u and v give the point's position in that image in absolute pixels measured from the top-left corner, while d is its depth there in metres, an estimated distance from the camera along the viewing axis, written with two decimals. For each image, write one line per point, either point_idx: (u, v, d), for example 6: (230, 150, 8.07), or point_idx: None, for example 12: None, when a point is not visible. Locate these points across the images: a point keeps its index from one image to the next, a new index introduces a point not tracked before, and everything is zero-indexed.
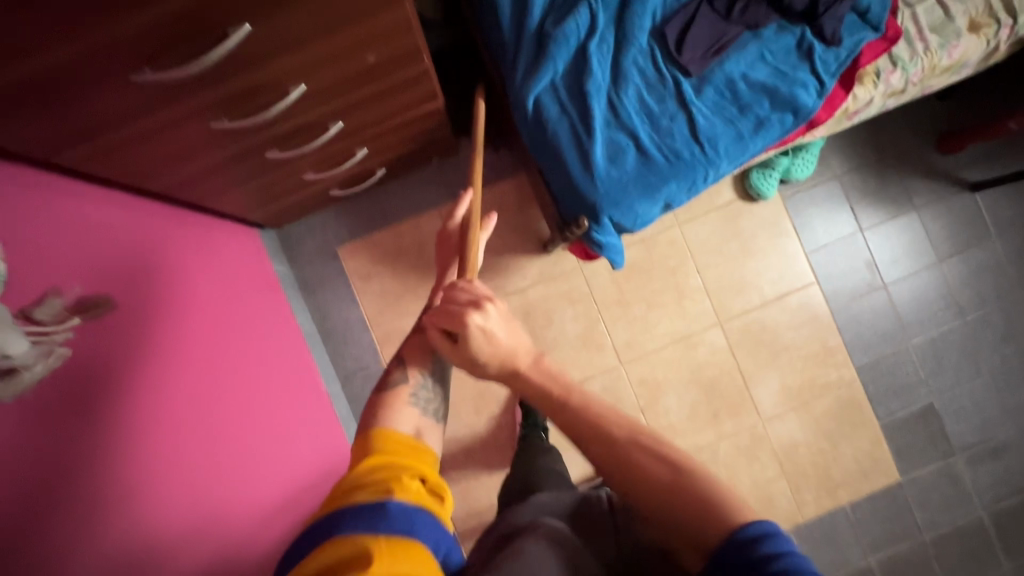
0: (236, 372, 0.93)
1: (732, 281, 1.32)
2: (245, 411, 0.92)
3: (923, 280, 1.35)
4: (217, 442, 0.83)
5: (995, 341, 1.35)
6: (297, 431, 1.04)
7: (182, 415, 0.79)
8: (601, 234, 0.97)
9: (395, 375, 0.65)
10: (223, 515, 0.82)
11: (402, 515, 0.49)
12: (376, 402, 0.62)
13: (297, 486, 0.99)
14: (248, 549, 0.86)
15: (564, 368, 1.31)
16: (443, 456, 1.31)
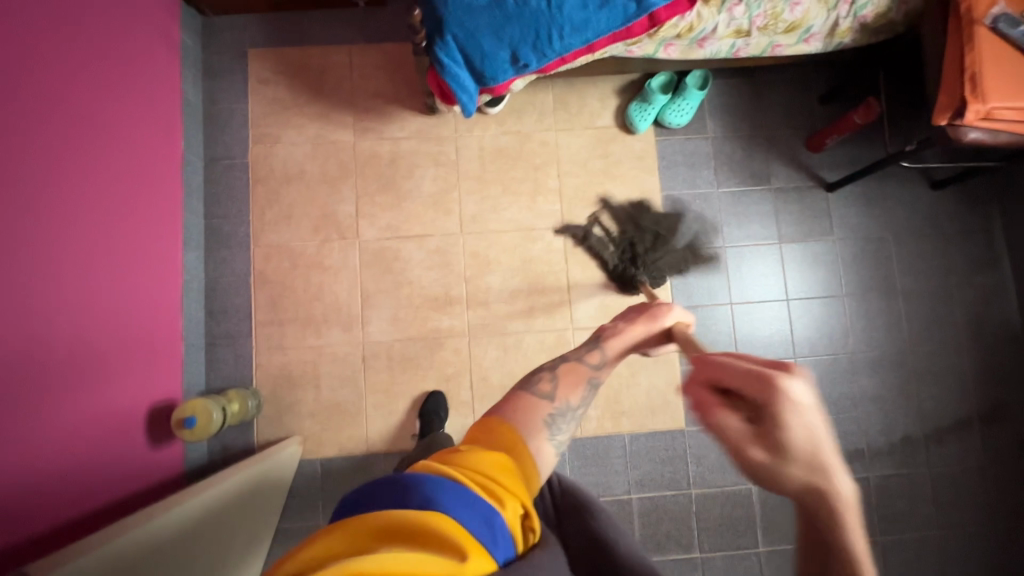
0: (84, 207, 1.00)
1: (587, 194, 1.41)
2: (95, 277, 1.02)
3: (761, 254, 1.42)
4: (13, 312, 0.83)
5: (813, 332, 1.41)
6: (130, 270, 1.12)
7: (21, 261, 0.85)
8: (446, 55, 1.09)
9: (540, 388, 0.69)
10: (64, 387, 0.92)
11: (466, 504, 0.49)
12: (513, 406, 0.65)
13: (109, 370, 1.04)
14: (75, 417, 0.94)
15: (409, 218, 1.39)
16: (270, 258, 1.37)
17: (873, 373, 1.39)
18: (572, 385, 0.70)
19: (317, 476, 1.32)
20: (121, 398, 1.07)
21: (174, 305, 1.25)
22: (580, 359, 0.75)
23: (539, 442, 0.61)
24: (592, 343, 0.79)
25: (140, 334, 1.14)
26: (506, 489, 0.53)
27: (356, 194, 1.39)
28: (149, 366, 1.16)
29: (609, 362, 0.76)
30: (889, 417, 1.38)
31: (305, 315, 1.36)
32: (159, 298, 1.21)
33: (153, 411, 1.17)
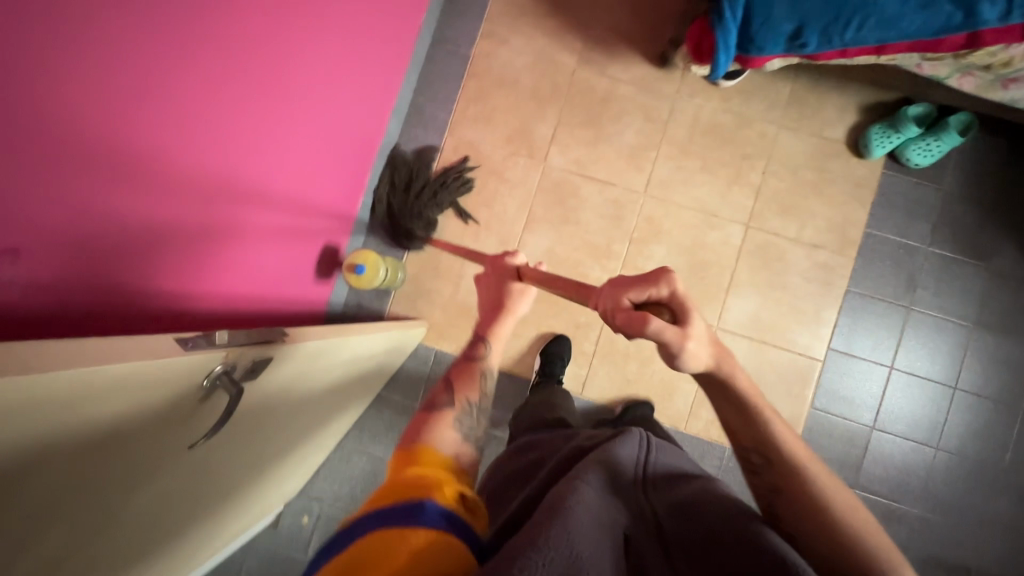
0: (340, 48, 1.01)
1: (786, 202, 1.33)
2: (329, 116, 1.06)
3: (947, 330, 1.29)
4: (268, 129, 0.87)
5: (965, 431, 1.29)
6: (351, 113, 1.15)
7: (287, 84, 0.88)
8: (726, 13, 1.04)
9: (440, 400, 0.82)
10: (280, 206, 0.99)
11: (414, 508, 0.54)
12: (422, 421, 0.77)
13: (312, 201, 1.11)
14: (278, 233, 1.02)
15: (599, 161, 1.36)
16: (458, 151, 1.40)
17: (1014, 499, 1.27)
18: (469, 376, 0.91)
19: (429, 363, 1.38)
20: (313, 228, 1.15)
21: (372, 159, 1.30)
22: (468, 354, 0.96)
23: (454, 445, 0.73)
24: (477, 337, 1.00)
25: (337, 175, 1.19)
26: (436, 484, 0.60)
27: (558, 120, 1.38)
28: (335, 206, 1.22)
29: (491, 351, 0.98)
30: (1012, 550, 1.26)
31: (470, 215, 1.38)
32: (362, 149, 1.25)
33: (326, 249, 1.24)
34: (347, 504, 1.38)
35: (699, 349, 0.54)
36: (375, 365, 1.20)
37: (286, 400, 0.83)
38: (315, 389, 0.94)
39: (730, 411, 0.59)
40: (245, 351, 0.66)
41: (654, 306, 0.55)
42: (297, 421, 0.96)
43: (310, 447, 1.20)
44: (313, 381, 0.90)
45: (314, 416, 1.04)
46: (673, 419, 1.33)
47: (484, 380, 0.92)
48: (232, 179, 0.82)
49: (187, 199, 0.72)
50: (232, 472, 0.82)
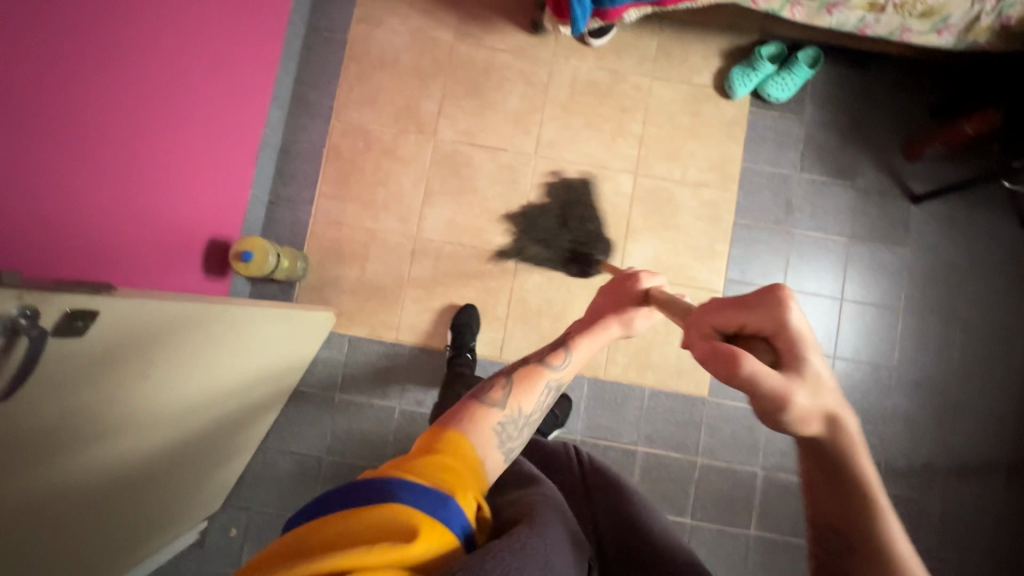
0: (202, 23, 1.00)
1: (667, 147, 1.40)
2: (201, 95, 1.04)
3: (827, 248, 1.39)
4: (128, 98, 0.85)
5: (857, 337, 1.39)
6: (222, 100, 1.12)
7: (144, 52, 0.86)
8: None
9: (494, 396, 0.73)
10: (157, 186, 0.96)
11: (433, 500, 0.52)
12: (473, 411, 0.69)
13: (195, 185, 1.08)
14: (158, 214, 0.99)
15: (487, 129, 1.39)
16: (347, 135, 1.39)
17: (908, 394, 1.37)
18: (528, 385, 0.75)
19: (344, 351, 1.35)
20: (197, 216, 1.12)
21: (254, 148, 1.27)
22: (541, 360, 0.79)
23: (489, 449, 0.65)
24: (560, 344, 0.82)
25: (221, 164, 1.16)
26: (453, 482, 0.56)
27: (443, 94, 1.40)
28: (222, 197, 1.19)
29: (570, 364, 0.79)
30: (913, 440, 1.36)
31: (367, 197, 1.38)
32: (242, 137, 1.22)
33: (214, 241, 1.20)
34: (277, 508, 1.33)
35: (818, 396, 0.47)
36: (282, 346, 1.11)
37: (152, 379, 0.74)
38: (200, 375, 0.84)
39: (833, 497, 0.53)
40: (62, 299, 0.55)
41: (749, 340, 0.50)
42: (191, 413, 0.86)
43: (231, 444, 1.12)
44: (189, 362, 0.80)
45: (218, 407, 0.95)
46: (592, 369, 1.36)
47: (545, 394, 0.77)
48: (92, 175, 0.80)
49: (37, 197, 0.72)
50: (116, 467, 0.75)
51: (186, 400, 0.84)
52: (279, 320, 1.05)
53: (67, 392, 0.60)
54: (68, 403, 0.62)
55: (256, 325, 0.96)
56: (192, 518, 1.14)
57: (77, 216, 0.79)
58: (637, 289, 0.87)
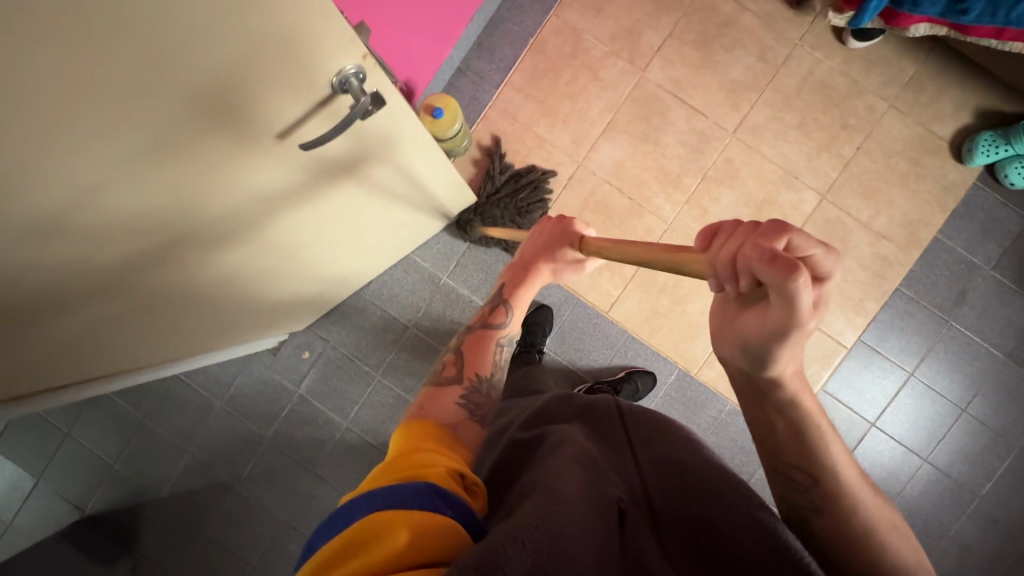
0: None
1: (869, 183, 1.29)
2: None
3: (976, 354, 1.29)
4: None
5: (959, 453, 1.31)
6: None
7: None
8: None
9: (447, 372, 0.76)
10: None
11: (417, 495, 0.51)
12: (428, 394, 0.71)
13: (413, 19, 1.04)
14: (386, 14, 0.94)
15: (698, 87, 1.30)
16: (560, 33, 1.32)
17: (979, 526, 1.31)
18: (483, 352, 0.83)
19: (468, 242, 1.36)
20: (404, 54, 1.08)
21: (468, 16, 1.22)
22: (487, 324, 0.87)
23: (453, 415, 0.68)
24: (500, 304, 0.90)
25: (437, 15, 1.10)
26: (430, 466, 0.56)
27: (670, 32, 1.30)
28: (431, 39, 1.14)
29: (514, 318, 0.88)
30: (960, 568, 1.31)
31: (552, 105, 1.33)
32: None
33: (406, 87, 1.15)
34: (349, 351, 1.39)
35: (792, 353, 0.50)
36: (439, 202, 1.12)
37: (353, 172, 0.78)
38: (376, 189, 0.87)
39: (784, 430, 0.58)
40: (374, 74, 0.60)
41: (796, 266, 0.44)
42: (352, 216, 0.92)
43: (325, 287, 1.18)
44: (374, 172, 0.82)
45: (371, 226, 1.01)
46: (686, 362, 1.34)
47: (501, 351, 0.85)
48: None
49: None
50: (296, 234, 0.84)
51: (357, 204, 0.89)
52: (450, 176, 1.05)
53: (313, 158, 0.67)
54: (306, 168, 0.68)
55: (431, 168, 0.95)
56: (297, 318, 1.26)
57: None
58: (576, 234, 0.92)
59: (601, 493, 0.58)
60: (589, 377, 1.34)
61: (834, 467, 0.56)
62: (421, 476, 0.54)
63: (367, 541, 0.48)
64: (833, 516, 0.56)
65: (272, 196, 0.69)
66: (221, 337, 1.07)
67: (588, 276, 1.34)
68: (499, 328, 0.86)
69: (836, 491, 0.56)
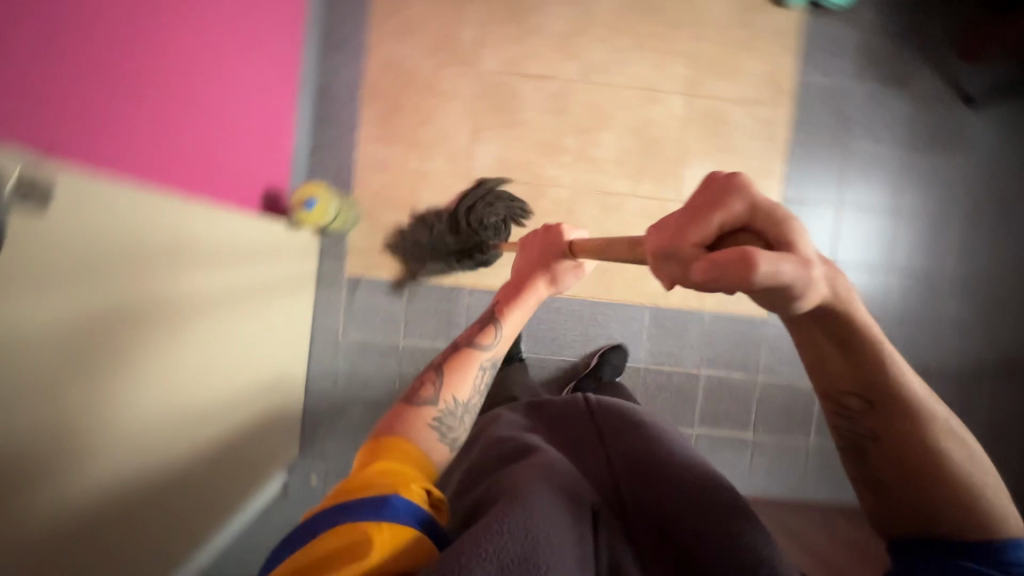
0: None
1: (719, 62, 1.34)
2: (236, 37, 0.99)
3: (881, 159, 1.37)
4: (179, 20, 0.82)
5: (912, 248, 1.39)
6: (258, 27, 1.07)
7: None
8: None
9: (424, 393, 0.69)
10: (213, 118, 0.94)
11: (376, 504, 0.53)
12: (403, 411, 0.67)
13: (242, 134, 1.06)
14: (216, 148, 0.98)
15: (531, 55, 1.32)
16: (385, 70, 1.32)
17: (958, 300, 1.40)
18: (465, 370, 0.72)
19: (404, 299, 1.34)
20: (250, 164, 1.10)
21: (293, 93, 1.22)
22: (472, 342, 0.74)
23: (424, 444, 0.64)
24: (490, 320, 0.77)
25: (263, 114, 1.12)
26: (395, 476, 0.57)
27: (482, 20, 1.32)
28: (267, 137, 1.14)
29: (504, 336, 0.75)
30: (961, 342, 1.41)
31: (413, 137, 1.33)
32: (280, 71, 1.15)
33: (269, 189, 1.17)
34: (351, 453, 1.36)
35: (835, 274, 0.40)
36: (278, 266, 1.11)
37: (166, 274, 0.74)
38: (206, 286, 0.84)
39: (843, 361, 0.49)
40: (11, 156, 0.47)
41: (732, 239, 0.39)
42: (211, 328, 0.86)
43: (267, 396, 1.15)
44: (189, 267, 0.79)
45: (235, 326, 0.95)
46: (651, 298, 1.37)
47: (482, 374, 0.73)
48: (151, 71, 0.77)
49: (139, 104, 0.75)
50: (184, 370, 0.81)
51: (202, 315, 0.83)
52: (263, 232, 1.04)
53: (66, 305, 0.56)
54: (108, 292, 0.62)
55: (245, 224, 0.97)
56: (260, 455, 1.15)
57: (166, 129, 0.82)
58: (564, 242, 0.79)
59: (572, 491, 0.58)
60: (576, 358, 1.35)
61: (897, 398, 0.51)
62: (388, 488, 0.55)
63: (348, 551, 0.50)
64: (903, 450, 0.52)
65: (59, 355, 0.57)
66: (200, 528, 0.94)
67: None
68: (484, 344, 0.74)
69: (896, 398, 0.51)
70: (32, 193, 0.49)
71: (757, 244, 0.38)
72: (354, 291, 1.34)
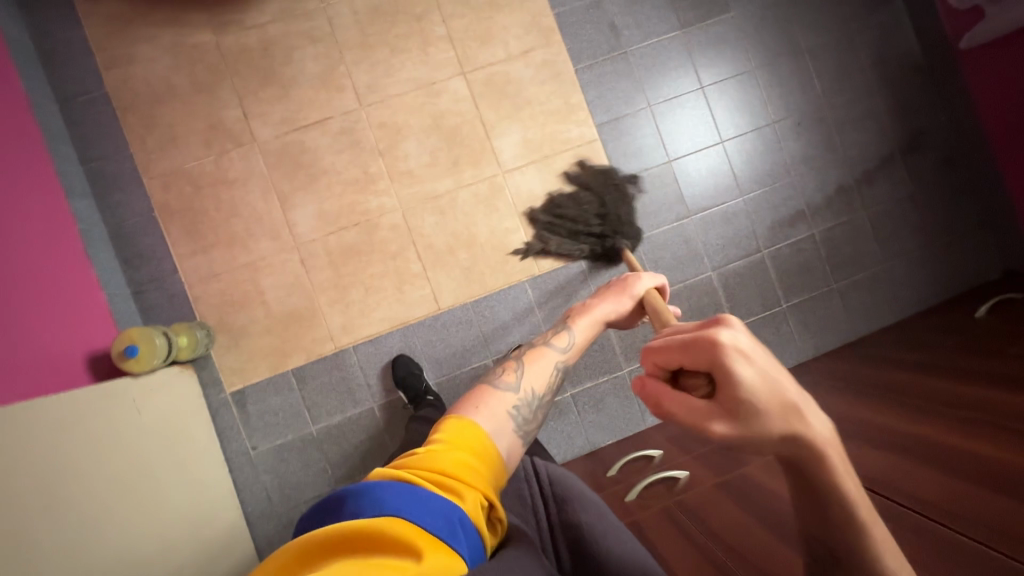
0: None
1: (476, 31, 1.34)
2: None
3: (666, 48, 1.40)
4: None
5: (733, 113, 1.42)
6: (8, 204, 1.02)
7: None
8: None
9: (505, 376, 0.71)
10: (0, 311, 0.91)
11: (438, 514, 0.50)
12: (475, 393, 0.68)
13: (40, 312, 1.01)
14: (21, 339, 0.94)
15: (301, 105, 1.30)
16: (170, 185, 1.27)
17: (795, 138, 1.43)
18: (540, 368, 0.73)
19: (294, 385, 1.29)
20: (66, 338, 1.06)
21: (82, 252, 1.17)
22: (546, 343, 0.77)
23: (502, 437, 0.64)
24: (561, 327, 0.80)
25: (56, 284, 1.07)
26: (461, 478, 0.55)
27: (238, 96, 1.29)
28: (72, 306, 1.10)
29: (571, 351, 0.77)
30: (818, 173, 1.44)
31: (228, 234, 1.28)
32: (53, 237, 1.11)
33: (97, 352, 1.12)
34: None
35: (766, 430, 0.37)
36: (154, 413, 1.09)
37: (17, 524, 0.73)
38: (63, 491, 0.82)
39: (812, 507, 0.42)
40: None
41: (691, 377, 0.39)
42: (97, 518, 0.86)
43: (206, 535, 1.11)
44: (5, 475, 0.73)
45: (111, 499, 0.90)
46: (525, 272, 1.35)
47: (556, 377, 0.75)
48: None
49: None
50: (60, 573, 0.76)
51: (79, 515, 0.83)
52: (116, 390, 1.02)
53: None
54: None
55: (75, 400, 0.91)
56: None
57: None
58: (636, 289, 0.78)
59: None
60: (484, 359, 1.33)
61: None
62: (461, 493, 0.54)
63: (382, 551, 0.47)
64: None
65: None
66: None
67: (398, 303, 1.31)
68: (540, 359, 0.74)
69: (871, 573, 0.41)
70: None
71: (704, 387, 0.38)
72: (243, 402, 1.29)
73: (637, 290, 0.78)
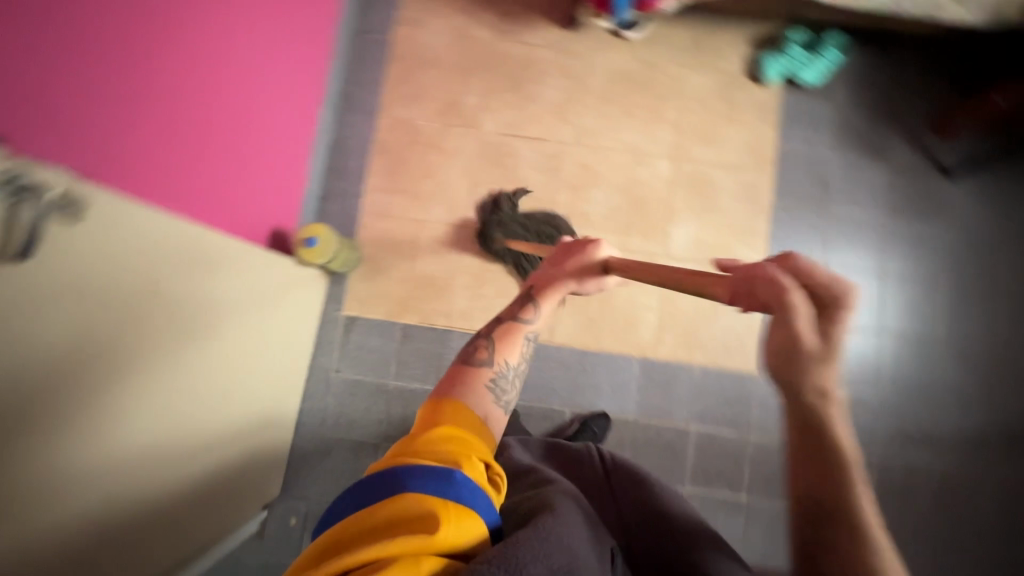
0: (265, 30, 1.09)
1: (702, 130, 1.44)
2: (266, 96, 1.12)
3: (864, 224, 1.43)
4: (217, 80, 0.94)
5: (901, 310, 1.41)
6: (286, 85, 1.19)
7: (224, 45, 0.95)
8: None
9: (480, 355, 0.74)
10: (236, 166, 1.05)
11: (442, 479, 0.54)
12: (458, 372, 0.71)
13: (263, 177, 1.16)
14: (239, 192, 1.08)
15: (528, 119, 1.45)
16: (395, 129, 1.45)
17: (950, 364, 1.40)
18: (512, 343, 0.78)
19: (398, 338, 1.38)
20: (269, 205, 1.20)
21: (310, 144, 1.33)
22: (514, 317, 0.81)
23: (484, 402, 0.67)
24: (528, 300, 0.84)
25: (284, 159, 1.23)
26: (461, 451, 0.58)
27: (484, 89, 1.46)
28: (278, 178, 1.22)
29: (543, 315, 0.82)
30: (960, 408, 1.38)
31: (416, 189, 1.43)
32: (300, 123, 1.27)
33: (282, 227, 1.26)
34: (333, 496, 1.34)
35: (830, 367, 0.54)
36: (283, 297, 1.17)
37: (185, 352, 0.81)
38: (217, 330, 0.89)
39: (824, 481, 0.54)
40: (38, 170, 0.54)
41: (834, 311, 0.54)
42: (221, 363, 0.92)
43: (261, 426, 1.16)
44: (197, 303, 0.82)
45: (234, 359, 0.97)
46: (640, 350, 1.38)
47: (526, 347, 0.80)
48: (182, 110, 0.85)
49: (174, 154, 0.85)
50: (184, 401, 0.81)
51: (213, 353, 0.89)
52: (269, 263, 1.11)
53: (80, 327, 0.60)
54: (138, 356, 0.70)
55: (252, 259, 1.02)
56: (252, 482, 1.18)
57: (196, 175, 0.92)
58: (594, 258, 0.84)
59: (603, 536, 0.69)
60: (565, 407, 1.35)
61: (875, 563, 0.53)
62: (461, 462, 0.57)
63: (404, 521, 0.51)
64: None
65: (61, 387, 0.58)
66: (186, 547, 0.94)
67: None
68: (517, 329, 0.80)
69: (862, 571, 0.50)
70: (63, 203, 0.56)
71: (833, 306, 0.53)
72: (350, 329, 1.39)
73: (594, 253, 0.85)
